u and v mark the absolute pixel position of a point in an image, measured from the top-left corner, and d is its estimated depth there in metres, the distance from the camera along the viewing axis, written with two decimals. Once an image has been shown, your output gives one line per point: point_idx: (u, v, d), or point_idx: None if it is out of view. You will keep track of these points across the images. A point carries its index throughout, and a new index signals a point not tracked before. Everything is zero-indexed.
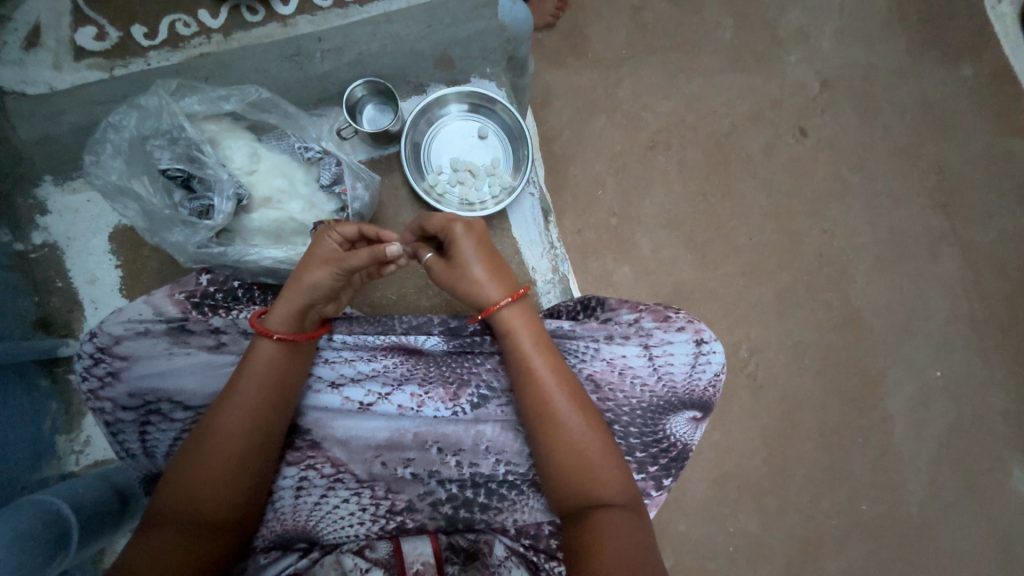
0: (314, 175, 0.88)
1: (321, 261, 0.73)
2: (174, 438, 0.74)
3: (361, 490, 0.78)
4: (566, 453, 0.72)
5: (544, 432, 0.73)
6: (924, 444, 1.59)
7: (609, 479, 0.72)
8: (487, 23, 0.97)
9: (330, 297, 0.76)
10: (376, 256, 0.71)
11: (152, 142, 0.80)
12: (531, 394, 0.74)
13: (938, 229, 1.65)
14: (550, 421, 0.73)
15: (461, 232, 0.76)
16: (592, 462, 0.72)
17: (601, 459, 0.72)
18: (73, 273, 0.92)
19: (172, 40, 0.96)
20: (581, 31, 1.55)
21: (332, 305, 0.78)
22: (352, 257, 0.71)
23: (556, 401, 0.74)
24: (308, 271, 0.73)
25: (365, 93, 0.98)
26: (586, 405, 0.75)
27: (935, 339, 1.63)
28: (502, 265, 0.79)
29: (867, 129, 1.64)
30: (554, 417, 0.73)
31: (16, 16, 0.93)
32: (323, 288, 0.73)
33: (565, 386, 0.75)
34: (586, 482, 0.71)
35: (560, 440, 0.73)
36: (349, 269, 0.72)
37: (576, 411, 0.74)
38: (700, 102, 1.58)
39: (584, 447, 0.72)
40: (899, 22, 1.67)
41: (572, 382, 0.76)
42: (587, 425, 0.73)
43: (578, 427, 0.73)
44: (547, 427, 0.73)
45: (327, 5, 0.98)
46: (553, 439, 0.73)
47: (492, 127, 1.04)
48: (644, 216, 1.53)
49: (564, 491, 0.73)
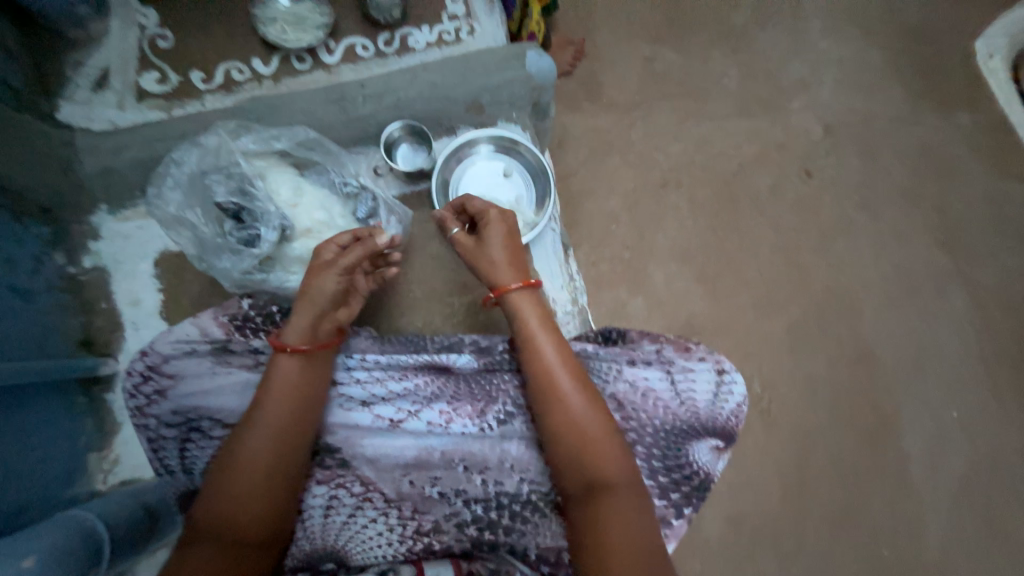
0: (350, 209, 0.95)
1: (320, 269, 0.78)
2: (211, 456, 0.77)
3: (389, 509, 0.79)
4: (570, 430, 0.73)
5: (550, 409, 0.75)
6: (944, 486, 1.56)
7: (612, 457, 0.72)
8: (516, 75, 1.05)
9: (338, 304, 0.80)
10: (371, 249, 0.79)
11: (210, 177, 0.86)
12: (535, 370, 0.77)
13: (945, 269, 1.68)
14: (552, 397, 0.75)
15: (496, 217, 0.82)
16: (594, 441, 0.72)
17: (601, 438, 0.73)
18: (117, 295, 0.96)
19: (227, 84, 1.06)
20: (596, 78, 1.66)
21: (344, 311, 0.82)
22: (347, 254, 0.78)
23: (561, 378, 0.76)
24: (312, 283, 0.78)
25: (401, 133, 1.05)
26: (589, 386, 0.77)
27: (949, 378, 1.62)
28: (524, 255, 0.84)
29: (871, 172, 1.71)
30: (557, 393, 0.75)
31: (89, 62, 1.03)
32: (331, 293, 0.78)
33: (569, 365, 0.77)
34: (589, 459, 0.72)
35: (562, 416, 0.74)
36: (348, 267, 0.78)
37: (579, 389, 0.75)
38: (709, 144, 1.66)
39: (587, 424, 0.73)
40: (896, 74, 1.77)
41: (575, 362, 0.78)
42: (589, 404, 0.75)
43: (583, 406, 0.74)
44: (553, 405, 0.75)
45: (367, 56, 1.10)
46: (557, 416, 0.74)
47: (517, 167, 1.11)
48: (657, 250, 1.58)
49: (569, 471, 0.73)
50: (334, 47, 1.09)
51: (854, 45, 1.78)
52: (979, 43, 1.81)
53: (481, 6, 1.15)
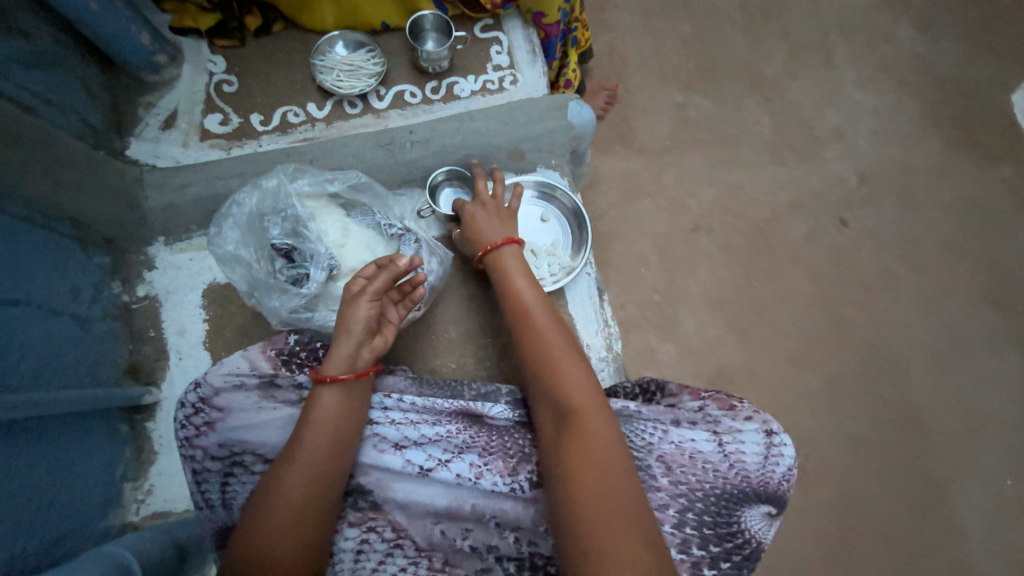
0: (394, 249, 0.97)
1: (348, 301, 0.80)
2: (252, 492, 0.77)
3: (419, 559, 0.77)
4: (540, 358, 0.80)
5: (523, 344, 0.83)
6: (1002, 563, 1.44)
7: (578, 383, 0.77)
8: (557, 123, 1.09)
9: (372, 332, 0.82)
10: (394, 272, 0.81)
11: (268, 218, 0.90)
12: (530, 345, 0.82)
13: (992, 325, 1.61)
14: (544, 367, 0.79)
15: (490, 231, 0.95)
16: (562, 368, 0.79)
17: (588, 406, 0.75)
18: (165, 324, 0.99)
19: (283, 126, 1.12)
20: (628, 123, 1.70)
21: (378, 339, 0.84)
22: (374, 282, 0.79)
23: (536, 317, 0.85)
24: (345, 314, 0.80)
25: (444, 177, 1.08)
26: (581, 361, 0.81)
27: (1002, 442, 1.53)
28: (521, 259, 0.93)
29: (909, 223, 1.68)
30: (549, 362, 0.79)
31: (160, 104, 1.10)
32: (364, 321, 0.79)
33: (544, 307, 0.86)
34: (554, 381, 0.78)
35: (552, 385, 0.78)
36: (376, 294, 0.80)
37: (552, 324, 0.84)
38: (741, 190, 1.66)
39: (559, 352, 0.80)
40: (934, 126, 1.76)
41: (570, 341, 0.83)
42: (579, 376, 0.78)
43: (553, 339, 0.82)
44: (528, 340, 0.83)
45: (415, 102, 1.16)
46: (529, 346, 0.83)
47: (554, 211, 1.12)
48: (688, 295, 1.57)
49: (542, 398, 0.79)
50: (384, 94, 1.15)
51: (889, 96, 1.78)
52: (1020, 96, 1.79)
53: (524, 57, 1.20)
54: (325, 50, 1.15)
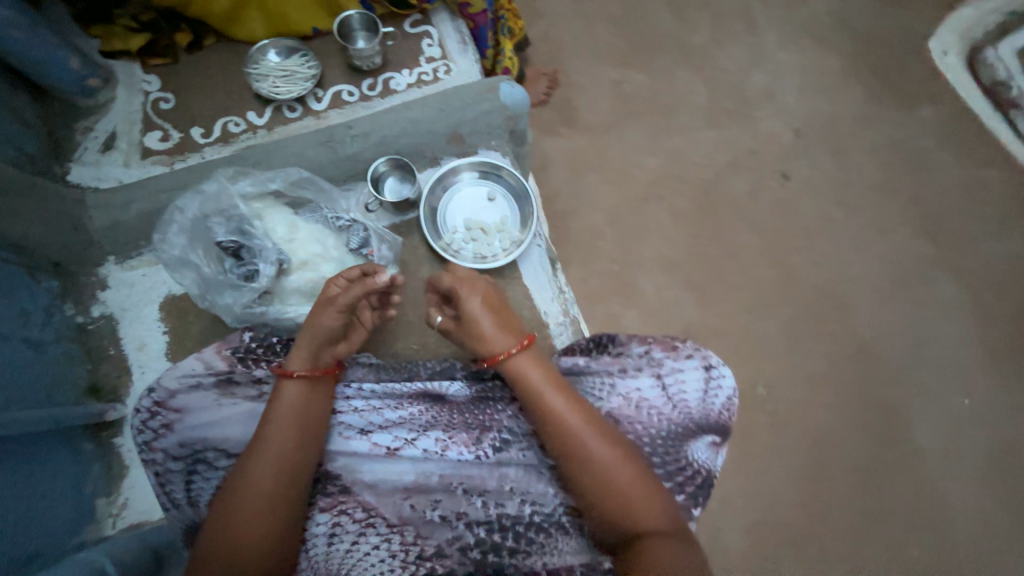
0: (344, 241, 1.01)
1: (322, 304, 0.83)
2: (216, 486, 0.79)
3: (391, 535, 0.79)
4: (603, 490, 0.75)
5: (576, 471, 0.76)
6: (963, 477, 1.54)
7: (650, 509, 0.74)
8: (491, 105, 1.12)
9: (337, 338, 0.84)
10: (371, 288, 0.84)
11: (212, 220, 0.94)
12: (551, 430, 0.78)
13: (930, 257, 1.71)
14: (573, 452, 0.77)
15: (467, 292, 0.86)
16: (632, 499, 0.74)
17: (629, 482, 0.75)
18: (124, 340, 1.00)
19: (224, 137, 1.14)
20: (571, 104, 1.76)
21: (342, 344, 0.86)
22: (347, 292, 0.82)
23: (586, 439, 0.77)
24: (315, 317, 0.82)
25: (386, 168, 1.12)
26: (607, 431, 0.79)
27: (952, 364, 1.62)
28: (508, 316, 0.87)
29: (844, 170, 1.77)
30: (576, 445, 0.77)
31: (97, 127, 1.11)
32: (330, 329, 0.82)
33: (591, 424, 0.78)
34: (627, 516, 0.74)
35: (588, 468, 0.76)
36: (347, 304, 0.82)
37: (591, 427, 0.78)
38: (684, 156, 1.74)
39: (610, 464, 0.76)
40: (856, 77, 1.86)
41: (589, 411, 0.80)
42: (609, 452, 0.77)
43: (610, 462, 0.76)
44: (583, 469, 0.76)
45: (353, 100, 1.19)
46: (584, 476, 0.76)
47: (500, 190, 1.16)
48: (644, 262, 1.63)
49: (608, 527, 0.75)
50: (322, 95, 1.18)
51: (812, 54, 1.88)
52: (932, 41, 1.91)
53: (456, 47, 1.24)
54: (258, 58, 1.17)
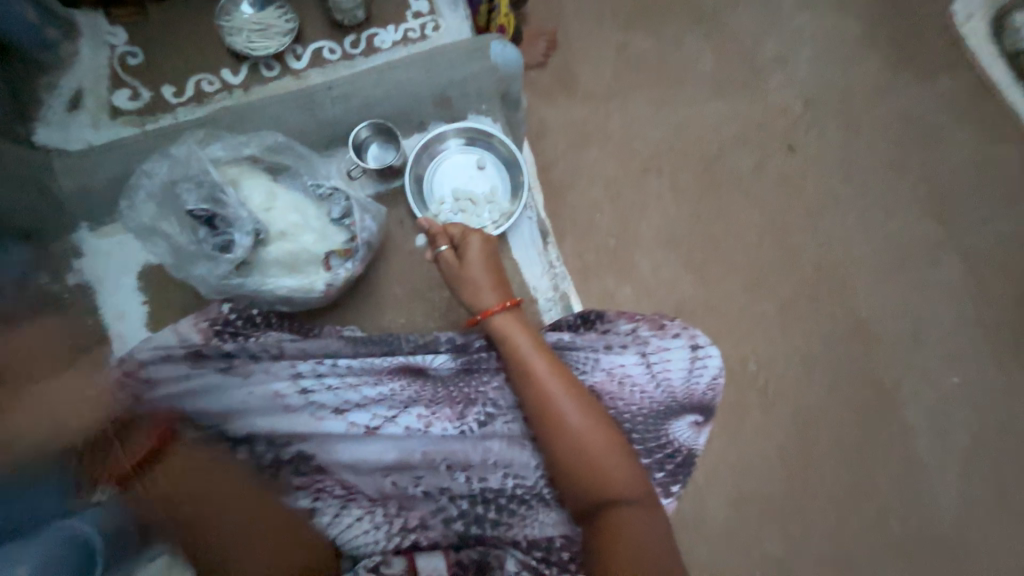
0: (326, 210, 0.97)
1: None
2: None
3: (374, 509, 0.79)
4: (576, 457, 0.75)
5: (551, 436, 0.76)
6: (948, 454, 1.56)
7: (622, 477, 0.74)
8: (481, 66, 1.05)
9: None
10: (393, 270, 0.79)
11: (181, 186, 0.90)
12: (534, 397, 0.77)
13: (935, 236, 1.67)
14: (553, 422, 0.76)
15: (477, 242, 0.87)
16: (604, 464, 0.74)
17: (607, 455, 0.75)
18: (102, 310, 0.98)
19: (197, 97, 1.08)
20: (571, 68, 1.66)
21: None
22: None
23: (566, 406, 0.76)
24: None
25: (369, 134, 1.05)
26: (589, 404, 0.78)
27: (947, 344, 1.61)
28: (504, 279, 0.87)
29: (854, 144, 1.70)
30: (556, 415, 0.76)
31: (61, 84, 1.04)
32: None
33: (571, 392, 0.77)
34: (599, 482, 0.74)
35: (565, 439, 0.75)
36: None
37: (570, 397, 0.77)
38: (688, 127, 1.66)
39: (586, 437, 0.75)
40: (874, 44, 1.76)
41: (573, 382, 0.79)
42: (589, 424, 0.76)
43: (588, 430, 0.76)
44: (559, 435, 0.76)
45: (335, 59, 1.11)
46: (558, 442, 0.76)
47: (490, 159, 1.10)
48: (642, 237, 1.59)
49: (578, 492, 0.75)
50: (301, 53, 1.11)
51: (829, 18, 1.77)
52: (957, 5, 1.79)
53: (445, 2, 1.15)
54: (230, 10, 1.09)
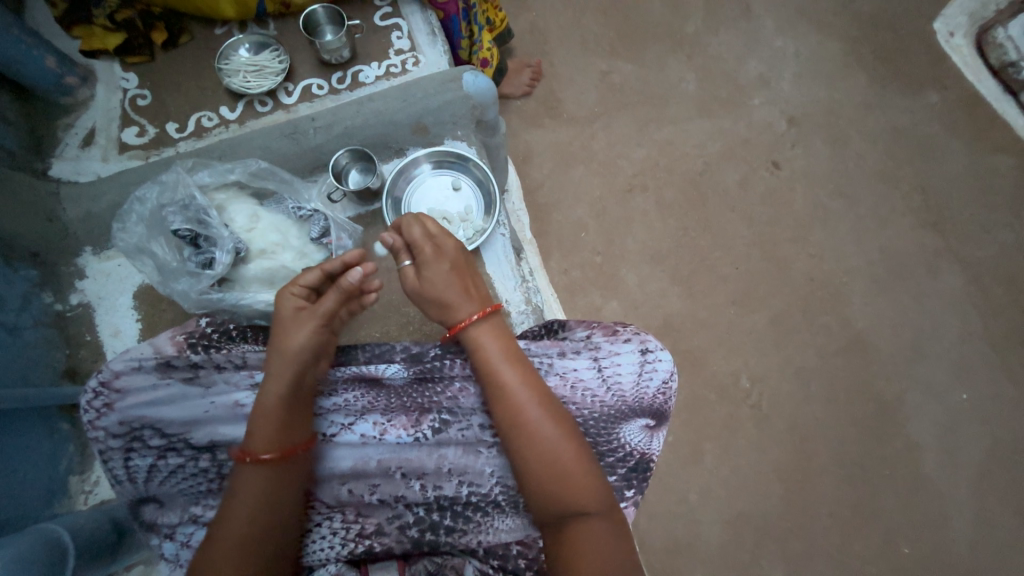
0: (306, 230, 1.03)
1: (300, 321, 0.79)
2: (153, 462, 0.83)
3: (333, 514, 0.82)
4: (546, 468, 0.75)
5: (521, 445, 0.77)
6: (960, 474, 1.47)
7: (586, 489, 0.74)
8: (453, 94, 1.12)
9: (321, 354, 0.81)
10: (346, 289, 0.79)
11: (167, 210, 0.98)
12: (503, 406, 0.79)
13: (932, 247, 1.64)
14: (525, 432, 0.77)
15: (431, 255, 0.83)
16: (573, 476, 0.75)
17: (576, 466, 0.75)
18: (100, 328, 1.04)
19: (197, 131, 1.17)
20: (556, 96, 1.74)
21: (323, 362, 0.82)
22: (324, 301, 0.79)
23: (531, 413, 0.77)
24: (308, 320, 0.79)
25: (349, 160, 1.12)
26: (560, 414, 0.79)
27: (953, 358, 1.56)
28: (477, 288, 0.86)
29: (840, 158, 1.71)
30: (527, 424, 0.77)
31: (77, 124, 1.16)
32: (312, 345, 0.78)
33: (541, 400, 0.78)
34: (563, 494, 0.74)
35: (536, 448, 0.76)
36: (326, 313, 0.80)
37: (538, 407, 0.78)
38: (672, 146, 1.71)
39: (555, 447, 0.76)
40: (856, 61, 1.79)
41: (545, 392, 0.80)
42: (560, 434, 0.77)
43: (553, 438, 0.76)
44: (524, 442, 0.77)
45: (322, 93, 1.21)
46: (528, 452, 0.76)
47: (466, 180, 1.15)
48: (627, 253, 1.61)
49: (541, 502, 0.75)
50: (292, 89, 1.20)
51: (809, 39, 1.82)
52: (940, 23, 1.82)
53: (424, 39, 1.24)
54: (228, 54, 1.20)
